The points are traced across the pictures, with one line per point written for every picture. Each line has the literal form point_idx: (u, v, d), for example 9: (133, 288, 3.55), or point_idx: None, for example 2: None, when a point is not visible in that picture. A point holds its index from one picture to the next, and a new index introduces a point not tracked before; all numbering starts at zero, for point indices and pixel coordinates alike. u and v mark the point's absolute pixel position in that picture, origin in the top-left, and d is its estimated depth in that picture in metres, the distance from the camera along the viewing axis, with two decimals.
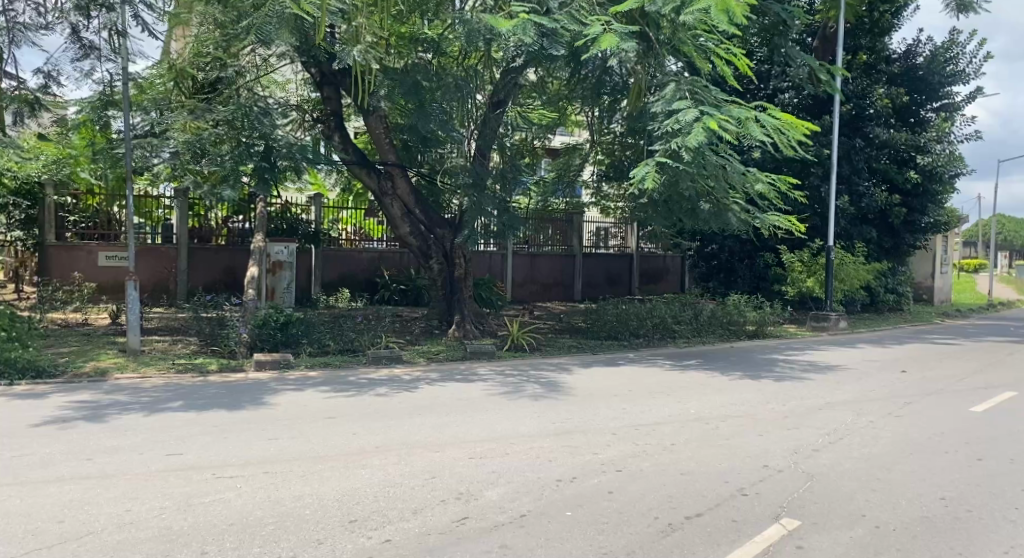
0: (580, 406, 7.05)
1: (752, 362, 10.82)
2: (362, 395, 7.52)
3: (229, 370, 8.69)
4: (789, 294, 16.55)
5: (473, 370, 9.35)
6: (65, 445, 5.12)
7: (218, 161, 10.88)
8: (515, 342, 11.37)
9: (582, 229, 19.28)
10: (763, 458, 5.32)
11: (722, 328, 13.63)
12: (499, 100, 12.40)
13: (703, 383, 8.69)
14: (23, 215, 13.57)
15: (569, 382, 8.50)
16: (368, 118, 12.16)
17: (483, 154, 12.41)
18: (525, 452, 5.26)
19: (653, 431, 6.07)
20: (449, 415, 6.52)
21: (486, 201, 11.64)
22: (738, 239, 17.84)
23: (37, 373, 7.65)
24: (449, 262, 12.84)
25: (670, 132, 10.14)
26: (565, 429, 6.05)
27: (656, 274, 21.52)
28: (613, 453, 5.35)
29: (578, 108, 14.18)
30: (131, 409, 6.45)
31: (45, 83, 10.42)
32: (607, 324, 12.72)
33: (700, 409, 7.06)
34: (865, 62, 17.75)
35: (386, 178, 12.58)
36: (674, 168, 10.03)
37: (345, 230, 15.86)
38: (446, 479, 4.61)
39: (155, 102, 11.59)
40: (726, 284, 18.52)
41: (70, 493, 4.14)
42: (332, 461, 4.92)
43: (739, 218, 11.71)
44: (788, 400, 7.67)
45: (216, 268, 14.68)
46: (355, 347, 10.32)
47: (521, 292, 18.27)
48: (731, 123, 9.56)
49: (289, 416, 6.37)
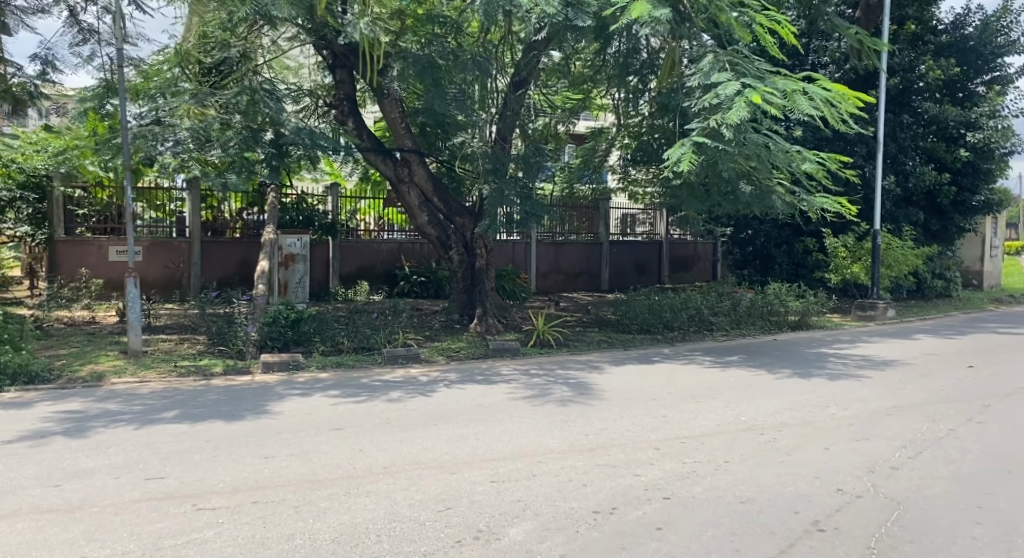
0: (615, 413, 6.30)
1: (800, 357, 9.98)
2: (376, 400, 6.89)
3: (235, 372, 8.11)
4: (832, 281, 15.44)
5: (496, 369, 8.67)
6: (34, 469, 4.51)
7: (223, 148, 10.19)
8: (541, 338, 10.60)
9: (609, 216, 18.46)
10: (834, 481, 4.55)
11: (762, 319, 12.76)
12: (521, 80, 11.70)
13: (748, 383, 7.88)
14: (32, 210, 12.80)
15: (601, 383, 7.76)
16: (382, 102, 11.44)
17: (504, 138, 11.63)
18: (555, 474, 4.56)
19: (700, 446, 5.33)
20: (469, 425, 5.84)
21: (507, 188, 10.88)
22: (775, 224, 16.95)
23: (28, 378, 7.12)
24: (470, 253, 12.16)
25: (709, 108, 9.32)
26: (599, 442, 5.33)
27: (687, 261, 20.59)
28: (658, 474, 4.62)
29: (604, 89, 13.45)
30: (120, 420, 5.85)
31: (43, 70, 9.89)
32: (639, 318, 11.92)
33: (751, 416, 6.29)
34: (913, 32, 16.54)
35: (403, 164, 11.86)
36: (714, 149, 9.19)
37: (363, 220, 15.25)
38: (464, 510, 3.92)
39: (164, 89, 10.87)
40: (762, 271, 17.59)
41: (22, 532, 3.49)
42: (333, 487, 4.26)
43: (783, 201, 10.86)
44: (848, 404, 6.85)
45: (229, 261, 14.12)
46: (370, 345, 9.69)
47: (546, 283, 17.53)
48: (776, 95, 8.68)
49: (291, 427, 5.73)
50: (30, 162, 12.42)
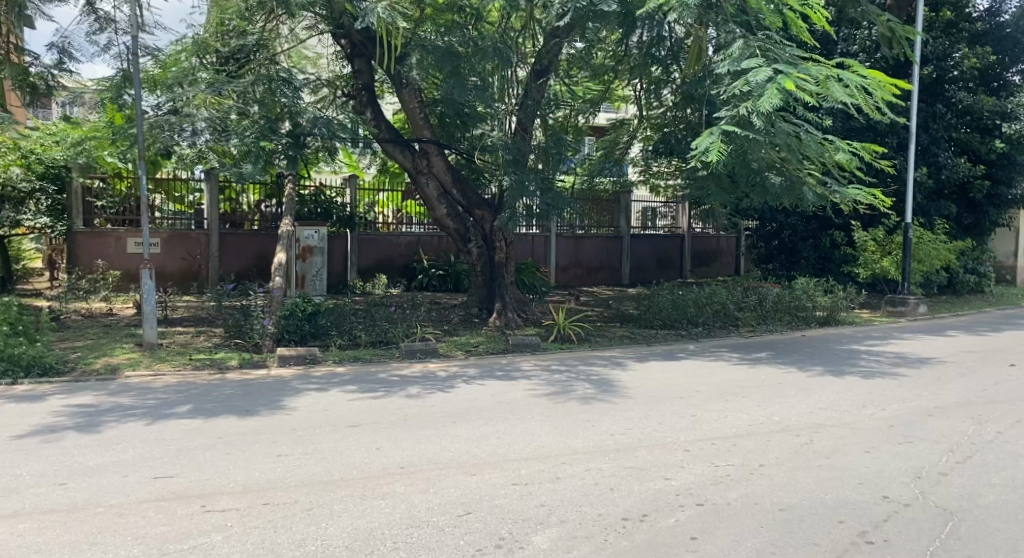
0: (641, 412, 6.05)
1: (830, 354, 9.63)
2: (393, 396, 6.69)
3: (251, 365, 7.96)
4: (861, 276, 15.02)
5: (517, 364, 8.44)
6: (40, 465, 4.35)
7: (240, 137, 10.04)
8: (561, 332, 10.35)
9: (630, 209, 18.15)
10: (878, 487, 4.27)
11: (789, 314, 12.41)
12: (542, 69, 11.43)
13: (779, 381, 7.57)
14: (51, 202, 12.67)
15: (625, 380, 7.49)
16: (401, 92, 11.23)
17: (525, 128, 11.37)
18: (581, 477, 4.32)
19: (732, 448, 5.06)
20: (490, 423, 5.61)
21: (528, 178, 10.56)
22: (802, 217, 16.52)
23: (43, 371, 7.00)
24: (490, 246, 11.90)
25: (738, 96, 9.01)
26: (625, 443, 5.09)
27: (709, 255, 20.18)
28: (690, 479, 4.37)
29: (627, 78, 13.16)
30: (132, 415, 5.71)
31: (60, 59, 9.80)
32: (662, 313, 11.63)
33: (785, 416, 6.00)
34: (948, 19, 15.90)
35: (422, 155, 11.62)
36: (743, 138, 8.87)
37: (382, 213, 15.10)
38: (484, 516, 3.70)
39: (180, 80, 10.51)
40: (788, 265, 17.16)
41: (22, 535, 3.32)
42: (348, 488, 4.06)
43: (814, 192, 10.47)
44: (886, 403, 6.52)
45: (247, 254, 14.02)
46: (388, 339, 9.50)
47: (566, 277, 17.28)
48: (809, 81, 8.33)
49: (306, 424, 5.54)
50: (48, 153, 12.47)
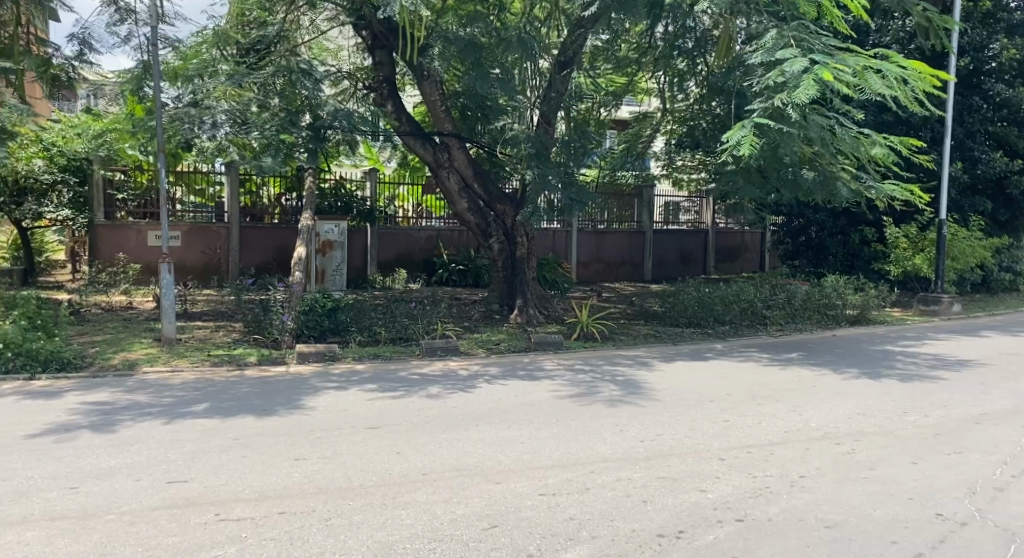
0: (672, 416, 5.81)
1: (864, 355, 9.28)
2: (414, 396, 6.52)
3: (270, 362, 7.84)
4: (892, 274, 14.59)
5: (540, 364, 8.22)
6: (52, 467, 4.21)
7: (260, 130, 9.88)
8: (584, 330, 10.10)
9: (653, 204, 17.83)
10: (930, 504, 4.00)
11: (818, 312, 12.05)
12: (567, 60, 11.13)
13: (813, 384, 7.28)
14: (73, 194, 12.64)
15: (652, 382, 7.25)
16: (423, 84, 11.03)
17: (548, 121, 11.09)
18: (611, 488, 4.10)
19: (769, 457, 4.82)
20: (514, 426, 5.41)
21: (550, 172, 10.28)
22: (831, 213, 16.09)
23: (60, 365, 6.90)
24: (511, 241, 11.67)
25: (772, 87, 8.69)
26: (656, 450, 4.86)
27: (734, 251, 19.75)
28: (726, 491, 4.13)
29: (651, 70, 12.83)
30: (149, 413, 5.59)
31: (80, 51, 9.72)
32: (687, 310, 11.35)
33: (822, 423, 5.73)
34: (986, 10, 15.36)
35: (442, 149, 11.40)
36: (776, 131, 8.55)
37: (402, 207, 14.93)
38: (511, 530, 3.50)
39: (201, 71, 10.35)
40: (816, 262, 16.74)
41: (29, 543, 3.17)
42: (367, 497, 3.88)
43: (848, 188, 10.10)
44: (929, 410, 6.22)
45: (267, 247, 13.93)
46: (408, 336, 9.33)
47: (587, 272, 17.02)
48: (847, 71, 7.98)
49: (325, 425, 5.38)
50: (69, 145, 12.43)
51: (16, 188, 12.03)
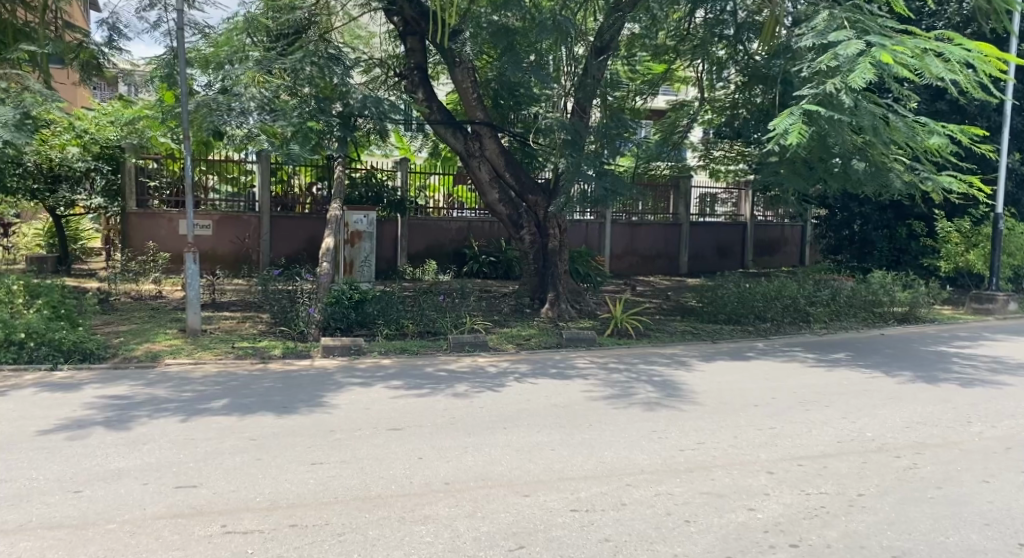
0: (714, 422, 5.43)
1: (916, 357, 8.74)
2: (440, 394, 6.23)
3: (294, 355, 7.64)
4: (943, 270, 13.83)
5: (571, 361, 7.87)
6: (59, 467, 4.04)
7: (286, 118, 9.49)
8: (618, 327, 9.72)
9: (690, 195, 17.28)
10: (1010, 532, 3.57)
11: (864, 310, 11.48)
12: (603, 45, 10.60)
13: (864, 388, 6.81)
14: (105, 182, 12.66)
15: (691, 383, 6.85)
16: (454, 71, 10.66)
17: (583, 108, 10.66)
18: (649, 505, 3.76)
19: (823, 471, 4.41)
20: (544, 430, 5.09)
21: (584, 161, 9.85)
22: (878, 206, 15.39)
23: (83, 356, 6.81)
24: (543, 233, 11.30)
25: (824, 71, 8.17)
26: (698, 461, 4.50)
27: (774, 245, 19.07)
28: (777, 511, 3.76)
29: (688, 58, 12.34)
30: (166, 409, 5.41)
31: (110, 37, 9.64)
32: (727, 306, 10.89)
33: (879, 433, 5.28)
34: None
35: (474, 138, 11.04)
36: (827, 119, 8.04)
37: (433, 197, 14.67)
38: (539, 552, 3.18)
39: (232, 57, 10.11)
40: (860, 257, 16.03)
41: (22, 556, 2.95)
42: (386, 509, 3.60)
43: (902, 179, 9.51)
44: (995, 419, 5.72)
45: (298, 238, 13.80)
46: (436, 329, 9.08)
47: (620, 265, 16.62)
48: (907, 54, 7.42)
49: (345, 425, 5.13)
50: (101, 133, 12.28)
51: (50, 174, 12.18)
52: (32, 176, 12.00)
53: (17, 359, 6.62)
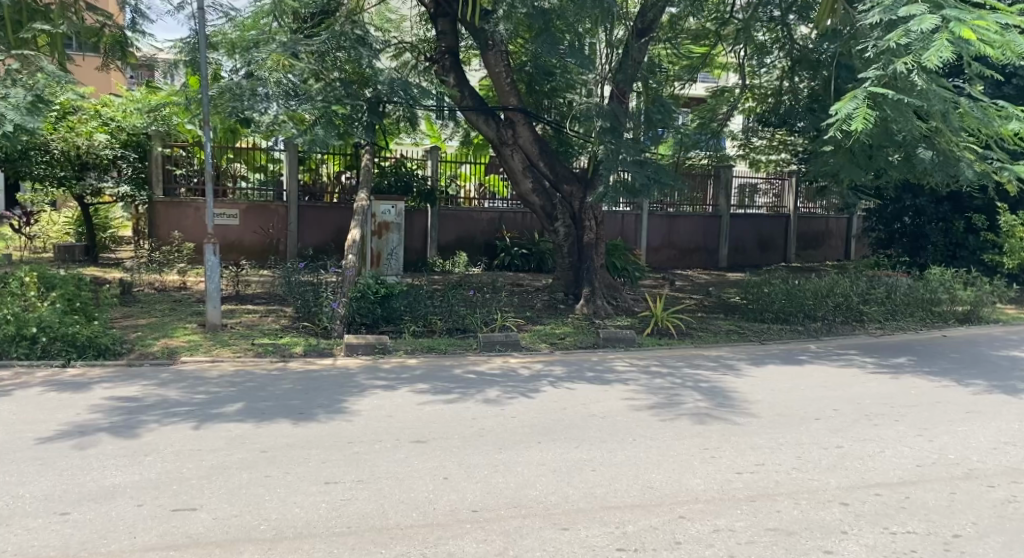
0: (775, 439, 4.87)
1: (987, 362, 8.01)
2: (469, 400, 5.76)
3: (316, 353, 7.25)
4: (1009, 266, 12.88)
5: (610, 363, 7.34)
6: (50, 483, 3.67)
7: (311, 101, 9.15)
8: (659, 325, 9.18)
9: (731, 185, 16.52)
10: None
11: (923, 309, 10.70)
12: (645, 26, 9.99)
13: (936, 399, 6.15)
14: (132, 171, 12.43)
15: (742, 390, 6.28)
16: (487, 54, 10.16)
17: (622, 92, 9.98)
18: (708, 544, 3.23)
19: (906, 503, 3.83)
20: (583, 446, 4.59)
21: (624, 148, 9.23)
22: (933, 197, 14.40)
23: (97, 352, 6.50)
24: (578, 225, 10.74)
25: (892, 50, 7.42)
26: (760, 488, 3.96)
27: (817, 238, 18.18)
28: (859, 554, 3.20)
29: (733, 39, 11.61)
30: (176, 413, 5.04)
31: (134, 20, 9.37)
32: (774, 304, 10.22)
33: (965, 456, 4.64)
34: None
35: (507, 125, 10.48)
36: (896, 102, 7.29)
37: (464, 187, 14.21)
38: None
39: (257, 41, 9.57)
40: (912, 251, 14.99)
41: None
42: (405, 544, 3.14)
43: (973, 169, 8.67)
44: None
45: (325, 227, 13.47)
46: (465, 326, 8.66)
47: (658, 258, 16.01)
48: (990, 30, 6.63)
49: (365, 436, 4.70)
50: (128, 120, 12.11)
51: (78, 162, 11.83)
52: (59, 163, 11.65)
53: (30, 355, 6.34)
